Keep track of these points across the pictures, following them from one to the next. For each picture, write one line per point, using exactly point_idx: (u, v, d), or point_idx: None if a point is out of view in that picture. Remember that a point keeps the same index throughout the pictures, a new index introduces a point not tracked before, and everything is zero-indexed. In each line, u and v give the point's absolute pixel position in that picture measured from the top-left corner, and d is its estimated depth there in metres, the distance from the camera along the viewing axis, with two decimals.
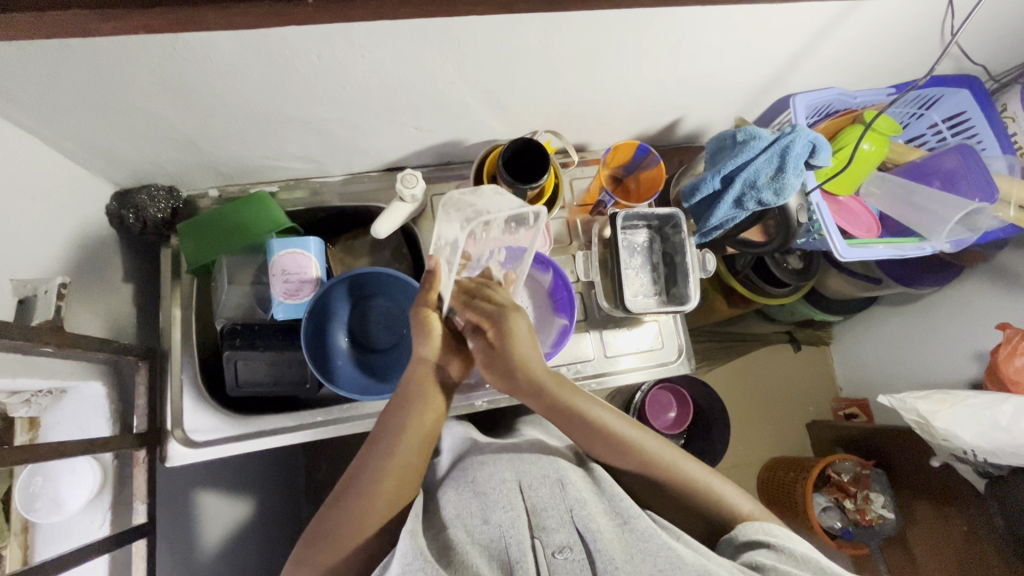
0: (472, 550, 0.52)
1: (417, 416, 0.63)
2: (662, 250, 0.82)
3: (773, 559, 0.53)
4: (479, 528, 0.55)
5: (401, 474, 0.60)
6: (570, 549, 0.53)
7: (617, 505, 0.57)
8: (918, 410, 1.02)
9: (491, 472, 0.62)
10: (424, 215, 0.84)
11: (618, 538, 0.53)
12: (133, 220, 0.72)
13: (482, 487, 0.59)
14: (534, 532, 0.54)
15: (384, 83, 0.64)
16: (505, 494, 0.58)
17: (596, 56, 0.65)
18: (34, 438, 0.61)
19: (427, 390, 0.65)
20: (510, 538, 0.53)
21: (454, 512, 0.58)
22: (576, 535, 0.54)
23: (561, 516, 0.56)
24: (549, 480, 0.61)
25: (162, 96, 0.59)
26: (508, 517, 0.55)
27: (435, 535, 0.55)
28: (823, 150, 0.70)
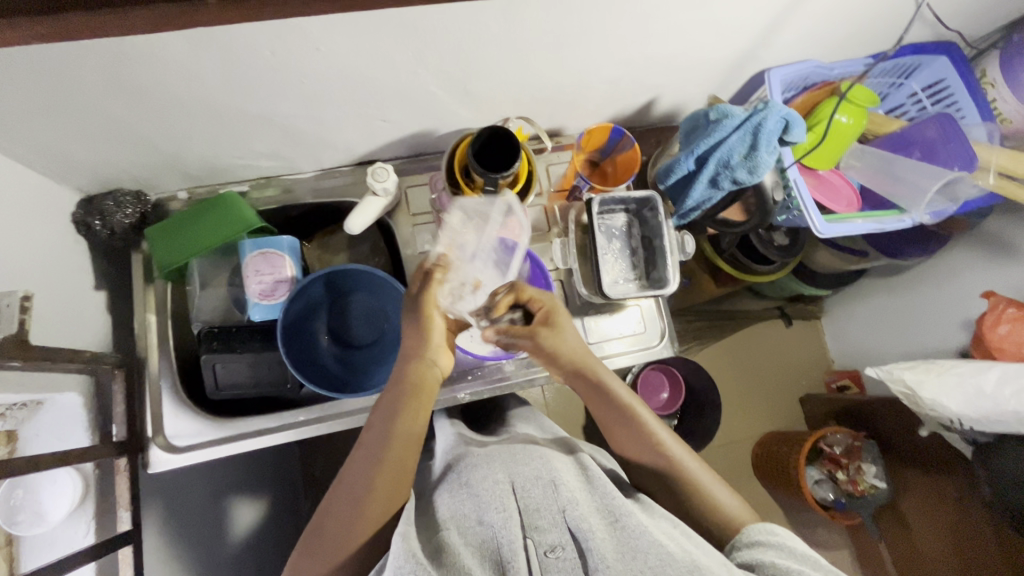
0: (465, 552, 0.52)
1: (404, 416, 0.62)
2: (641, 235, 0.81)
3: (773, 556, 0.53)
4: (473, 529, 0.55)
5: (387, 480, 0.59)
6: (562, 549, 0.53)
7: (610, 504, 0.57)
8: (905, 381, 1.02)
9: (484, 472, 0.62)
10: (399, 210, 0.83)
11: (610, 537, 0.54)
12: (100, 226, 0.71)
13: (475, 487, 0.59)
14: (527, 532, 0.55)
15: (344, 77, 0.62)
16: (498, 494, 0.58)
17: (562, 37, 0.63)
18: (13, 452, 0.60)
19: (417, 388, 0.63)
20: (502, 538, 0.54)
21: (449, 513, 0.58)
22: (567, 534, 0.54)
23: (553, 515, 0.55)
24: (542, 479, 0.59)
25: (115, 99, 0.57)
26: (500, 517, 0.55)
27: (429, 537, 0.56)
28: (797, 124, 0.67)
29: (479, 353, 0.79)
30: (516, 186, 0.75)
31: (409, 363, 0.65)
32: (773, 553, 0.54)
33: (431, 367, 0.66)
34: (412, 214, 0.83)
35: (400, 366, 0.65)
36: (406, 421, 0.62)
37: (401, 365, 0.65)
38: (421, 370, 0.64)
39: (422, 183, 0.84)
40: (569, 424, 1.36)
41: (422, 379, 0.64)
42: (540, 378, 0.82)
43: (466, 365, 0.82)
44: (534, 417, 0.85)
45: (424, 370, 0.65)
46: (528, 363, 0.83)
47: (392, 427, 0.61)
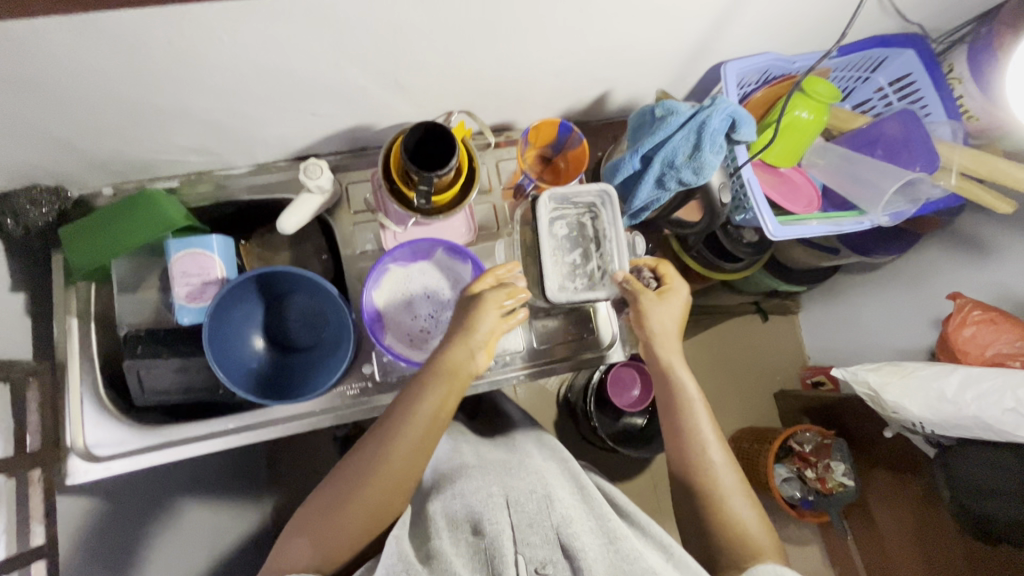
0: (456, 559, 0.52)
1: (428, 402, 0.60)
2: (591, 233, 0.75)
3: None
4: (465, 541, 0.55)
5: (397, 462, 0.59)
6: (551, 565, 0.52)
7: (606, 525, 0.57)
8: (869, 382, 1.01)
9: (478, 484, 0.61)
10: (340, 207, 0.80)
11: (604, 560, 0.52)
12: (12, 225, 0.66)
13: (469, 498, 0.59)
14: (518, 547, 0.53)
15: (261, 70, 0.58)
16: (489, 506, 0.57)
17: (494, 28, 0.59)
18: None
19: (450, 379, 0.61)
20: (495, 548, 0.53)
21: (443, 521, 0.58)
22: (558, 552, 0.53)
23: (546, 532, 0.55)
24: (536, 494, 0.59)
25: (8, 94, 0.53)
26: (493, 530, 0.54)
27: (422, 544, 0.56)
28: (745, 123, 0.64)
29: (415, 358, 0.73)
30: (458, 181, 0.70)
31: (448, 347, 0.62)
32: None
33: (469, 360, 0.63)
34: (353, 212, 0.80)
35: (443, 347, 0.63)
36: (432, 406, 0.60)
37: (443, 348, 0.62)
38: (456, 354, 0.62)
39: (364, 179, 0.80)
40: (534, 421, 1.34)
41: (459, 367, 0.62)
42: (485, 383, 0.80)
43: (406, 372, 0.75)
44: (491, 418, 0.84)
45: (461, 356, 0.62)
46: None
47: (415, 408, 0.60)
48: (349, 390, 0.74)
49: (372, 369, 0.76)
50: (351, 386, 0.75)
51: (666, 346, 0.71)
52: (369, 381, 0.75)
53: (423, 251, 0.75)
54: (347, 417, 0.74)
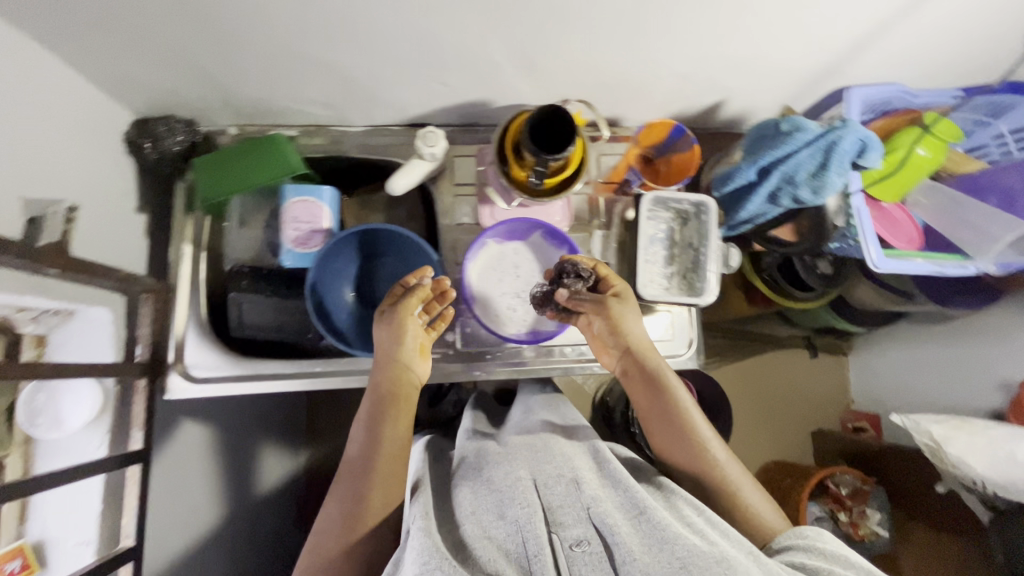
0: (488, 551, 0.51)
1: (387, 431, 0.64)
2: (683, 240, 0.77)
3: (802, 558, 0.52)
4: (495, 524, 0.54)
5: (377, 478, 0.62)
6: (587, 543, 0.52)
7: (633, 498, 0.56)
8: (931, 433, 0.98)
9: (506, 469, 0.60)
10: (442, 177, 0.82)
11: (635, 532, 0.52)
12: (150, 149, 0.71)
13: (497, 483, 0.58)
14: (551, 527, 0.53)
15: (411, 31, 0.60)
16: (520, 489, 0.56)
17: (641, 21, 0.60)
18: (41, 354, 0.61)
19: (395, 396, 0.66)
20: (527, 533, 0.52)
21: (469, 506, 0.57)
22: (592, 529, 0.53)
23: (578, 512, 0.54)
24: (564, 477, 0.59)
25: (184, 22, 0.56)
26: (523, 513, 0.53)
27: (450, 531, 0.55)
28: (873, 149, 0.63)
29: (503, 333, 0.76)
30: (564, 173, 0.72)
31: (382, 360, 0.68)
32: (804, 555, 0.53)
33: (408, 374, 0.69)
34: (454, 184, 0.82)
35: (377, 377, 0.68)
36: (392, 420, 0.65)
37: (378, 376, 0.68)
38: (389, 364, 0.68)
39: (469, 154, 0.82)
40: None
41: (398, 387, 0.67)
42: (558, 368, 0.80)
43: (486, 344, 0.79)
44: (525, 404, 0.85)
45: (402, 365, 0.68)
46: (549, 352, 0.80)
47: (376, 422, 0.65)
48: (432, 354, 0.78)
49: (453, 337, 0.79)
50: (433, 350, 0.78)
51: (644, 348, 0.71)
52: (450, 348, 0.79)
53: (519, 231, 0.78)
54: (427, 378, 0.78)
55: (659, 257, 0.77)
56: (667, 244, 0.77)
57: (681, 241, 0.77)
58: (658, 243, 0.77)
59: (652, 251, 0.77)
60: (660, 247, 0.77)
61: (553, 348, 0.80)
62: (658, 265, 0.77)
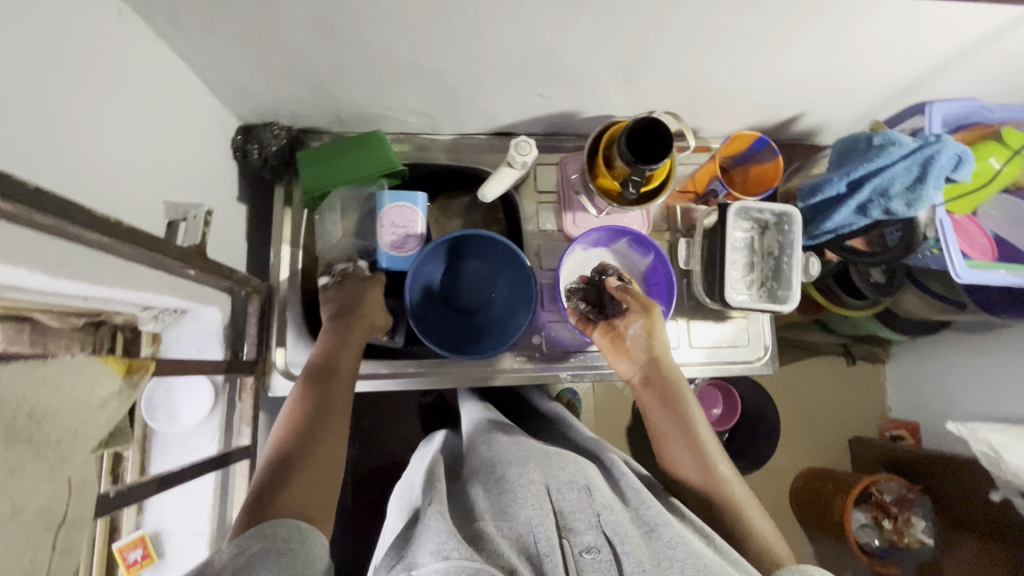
0: (504, 542, 0.52)
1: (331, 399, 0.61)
2: (763, 249, 0.79)
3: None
4: (509, 525, 0.55)
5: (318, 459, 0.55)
6: (598, 550, 0.52)
7: (645, 516, 0.57)
8: (991, 442, 1.00)
9: (520, 471, 0.62)
10: (527, 183, 0.84)
11: (646, 546, 0.53)
12: (256, 153, 0.75)
13: (512, 483, 0.60)
14: (562, 532, 0.54)
15: (525, 46, 0.62)
16: (534, 493, 0.58)
17: (748, 40, 0.63)
18: (157, 351, 0.67)
19: (331, 369, 0.64)
20: (539, 534, 0.53)
21: (484, 505, 0.59)
22: (603, 537, 0.54)
23: (588, 518, 0.56)
24: (577, 484, 0.60)
25: (315, 36, 0.59)
26: (536, 514, 0.55)
27: (465, 524, 0.56)
28: (967, 163, 0.65)
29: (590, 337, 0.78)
30: (653, 182, 0.75)
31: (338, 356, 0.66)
32: None
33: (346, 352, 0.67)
34: (537, 191, 0.85)
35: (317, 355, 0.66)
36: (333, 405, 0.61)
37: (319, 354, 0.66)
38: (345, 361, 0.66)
39: (553, 163, 0.85)
40: (618, 423, 1.37)
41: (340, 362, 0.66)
42: None
43: (568, 348, 0.81)
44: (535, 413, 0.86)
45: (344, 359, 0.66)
46: None
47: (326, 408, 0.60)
48: (518, 356, 0.81)
49: (540, 341, 0.81)
50: (519, 353, 0.81)
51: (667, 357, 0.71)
52: (535, 351, 0.81)
53: (603, 239, 0.80)
54: (512, 380, 0.81)
55: (738, 263, 0.79)
56: (745, 252, 0.79)
57: (756, 249, 0.79)
58: (737, 251, 0.79)
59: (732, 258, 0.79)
60: (739, 254, 0.79)
61: None
62: (738, 271, 0.79)
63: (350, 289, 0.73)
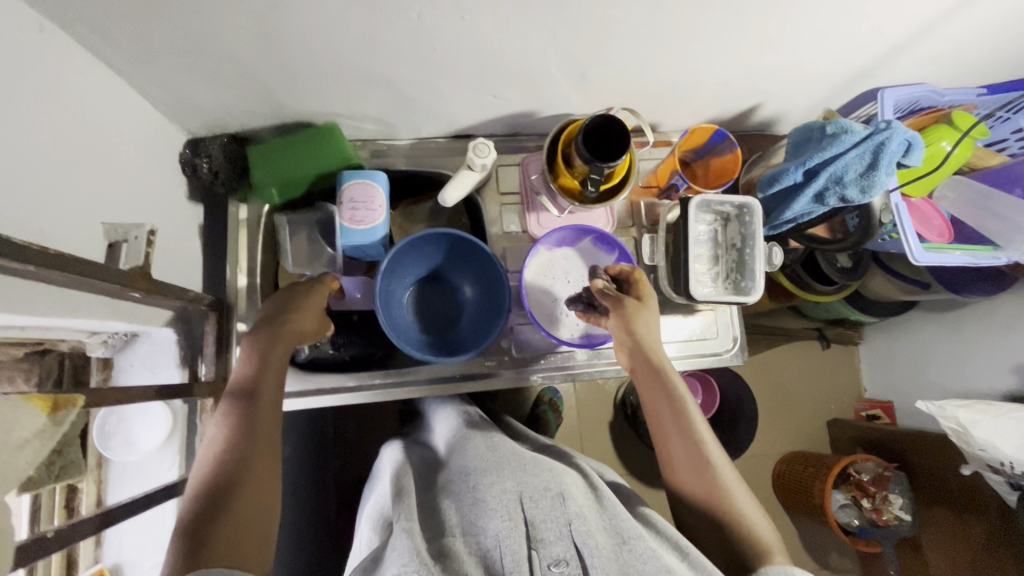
0: (469, 562, 0.53)
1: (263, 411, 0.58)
2: (728, 241, 0.79)
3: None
4: (480, 539, 0.56)
5: (256, 489, 0.52)
6: (566, 563, 0.53)
7: (618, 526, 0.57)
8: (958, 418, 1.01)
9: (494, 479, 0.62)
10: (488, 185, 0.83)
11: (616, 557, 0.54)
12: (206, 168, 0.72)
13: (483, 493, 0.60)
14: (531, 543, 0.55)
15: (474, 48, 0.61)
16: (503, 503, 0.58)
17: (699, 33, 0.62)
18: (108, 378, 0.64)
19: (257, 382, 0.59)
20: (506, 547, 0.54)
21: (456, 519, 0.59)
22: (573, 549, 0.54)
23: (560, 528, 0.56)
24: (550, 491, 0.60)
25: (255, 45, 0.57)
26: (505, 526, 0.55)
27: (434, 540, 0.56)
28: (917, 149, 0.66)
29: (561, 337, 0.78)
30: (614, 179, 0.74)
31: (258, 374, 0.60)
32: None
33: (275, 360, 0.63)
34: (500, 192, 0.83)
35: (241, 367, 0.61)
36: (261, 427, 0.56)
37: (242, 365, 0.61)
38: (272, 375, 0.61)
39: (514, 163, 0.84)
40: (599, 419, 1.36)
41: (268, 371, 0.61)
42: (609, 371, 0.82)
43: (539, 350, 0.81)
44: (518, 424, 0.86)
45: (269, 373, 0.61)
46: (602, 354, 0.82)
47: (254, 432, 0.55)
48: (488, 361, 0.80)
49: (508, 344, 0.81)
50: (489, 357, 0.80)
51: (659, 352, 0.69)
52: (505, 355, 0.80)
53: (569, 238, 0.80)
54: (483, 385, 0.80)
55: (705, 256, 0.79)
56: (712, 244, 0.79)
57: (723, 241, 0.79)
58: (704, 244, 0.79)
59: (699, 250, 0.79)
60: (706, 246, 0.79)
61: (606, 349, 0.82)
62: (704, 263, 0.79)
63: (295, 294, 0.69)
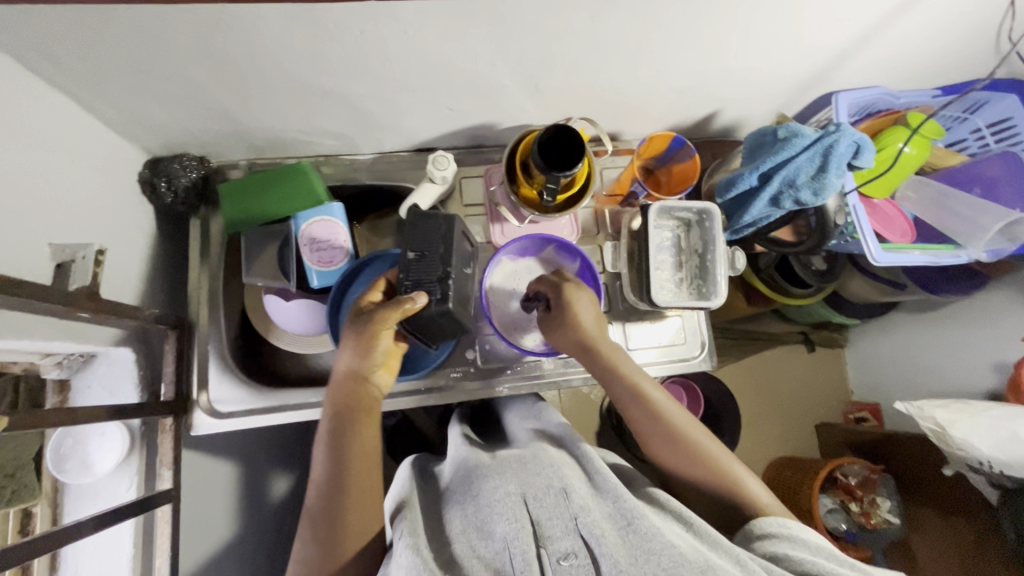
0: (475, 566, 0.52)
1: (357, 439, 0.62)
2: (690, 247, 0.79)
3: (787, 548, 0.55)
4: (485, 543, 0.55)
5: (359, 520, 0.59)
6: (575, 555, 0.53)
7: (622, 509, 0.58)
8: (935, 418, 0.97)
9: (495, 483, 0.61)
10: (452, 197, 0.83)
11: (622, 542, 0.54)
12: (165, 188, 0.73)
13: (485, 498, 0.59)
14: (539, 542, 0.55)
15: (424, 62, 0.62)
16: (510, 505, 0.57)
17: (643, 42, 0.63)
18: (66, 400, 0.64)
19: (357, 409, 0.64)
20: (515, 548, 0.53)
21: (459, 527, 0.58)
22: (580, 541, 0.54)
23: (566, 524, 0.56)
24: (553, 488, 0.60)
25: (203, 66, 0.58)
26: (512, 528, 0.54)
27: (439, 548, 0.56)
28: (867, 150, 0.68)
29: (524, 346, 0.78)
30: (573, 188, 0.74)
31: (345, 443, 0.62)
32: (786, 546, 0.56)
33: (371, 383, 0.66)
34: (464, 204, 0.84)
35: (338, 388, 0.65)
36: (346, 512, 0.59)
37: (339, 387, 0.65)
38: (360, 445, 0.62)
39: (477, 175, 0.84)
40: (583, 430, 1.35)
41: (361, 398, 0.64)
42: (578, 379, 0.82)
43: (505, 360, 0.81)
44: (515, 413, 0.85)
45: (358, 445, 0.62)
46: (569, 363, 0.82)
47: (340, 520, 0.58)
48: (452, 373, 0.80)
49: (474, 355, 0.81)
50: (454, 368, 0.80)
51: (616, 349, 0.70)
52: (470, 365, 0.80)
53: (532, 247, 0.81)
54: (450, 397, 0.80)
55: (666, 263, 0.79)
56: (673, 251, 0.79)
57: (684, 248, 0.79)
58: (665, 251, 0.79)
59: (660, 258, 0.78)
60: (667, 254, 0.79)
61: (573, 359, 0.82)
62: (666, 271, 0.78)
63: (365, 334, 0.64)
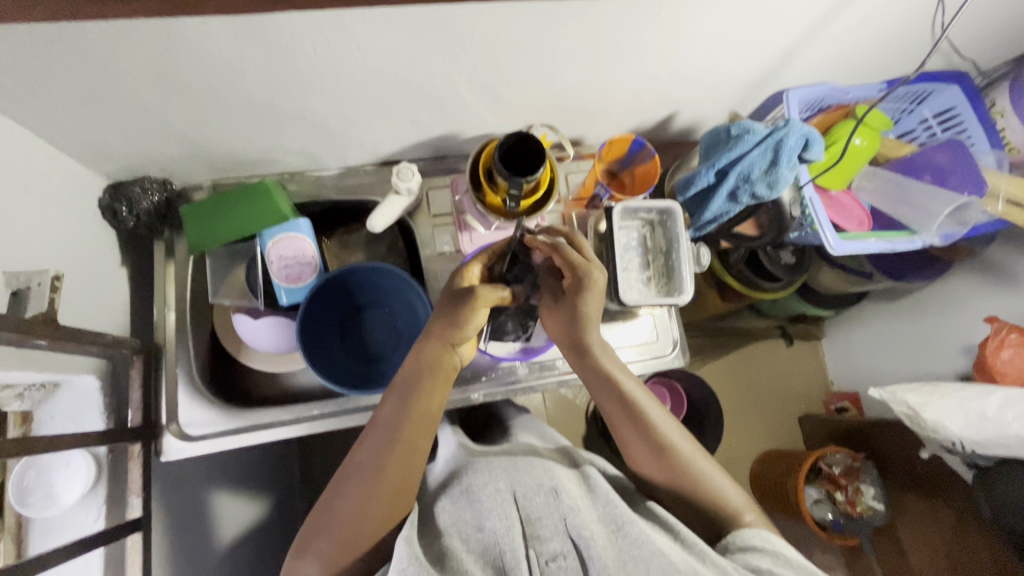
0: (467, 558, 0.53)
1: (420, 400, 0.61)
2: (656, 246, 0.80)
3: (769, 564, 0.55)
4: (475, 536, 0.56)
5: (395, 488, 0.58)
6: (563, 558, 0.54)
7: (611, 513, 0.58)
8: (907, 401, 0.99)
9: (484, 479, 0.61)
10: (420, 209, 0.84)
11: (611, 545, 0.54)
12: (126, 213, 0.72)
13: (476, 494, 0.59)
14: (529, 542, 0.55)
15: (380, 76, 0.63)
16: (499, 502, 0.58)
17: (594, 48, 0.65)
18: (28, 431, 0.61)
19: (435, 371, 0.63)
20: (504, 544, 0.54)
21: (449, 520, 0.59)
22: (569, 543, 0.55)
23: (555, 524, 0.56)
24: (544, 487, 0.60)
25: (156, 89, 0.58)
26: (502, 525, 0.56)
27: (430, 543, 0.56)
28: (815, 143, 0.70)
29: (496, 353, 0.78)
30: (537, 193, 0.75)
31: (414, 406, 0.61)
32: (769, 560, 0.55)
33: (453, 353, 0.66)
34: (432, 215, 0.84)
35: (418, 347, 0.64)
36: (383, 477, 0.58)
37: (420, 346, 0.64)
38: (425, 412, 0.61)
39: (443, 185, 0.85)
40: (569, 436, 1.35)
41: (441, 361, 0.64)
42: (552, 382, 0.82)
43: (480, 366, 0.81)
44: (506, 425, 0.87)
45: (424, 407, 0.61)
46: (545, 367, 0.83)
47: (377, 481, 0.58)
48: None
49: None
50: None
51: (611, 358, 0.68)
52: None
53: None
54: None
55: (634, 261, 0.79)
56: (641, 250, 0.79)
57: (653, 247, 0.80)
58: (634, 250, 0.79)
59: (629, 259, 0.78)
60: (637, 253, 0.79)
61: (546, 363, 0.83)
62: (635, 271, 0.78)
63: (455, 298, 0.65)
